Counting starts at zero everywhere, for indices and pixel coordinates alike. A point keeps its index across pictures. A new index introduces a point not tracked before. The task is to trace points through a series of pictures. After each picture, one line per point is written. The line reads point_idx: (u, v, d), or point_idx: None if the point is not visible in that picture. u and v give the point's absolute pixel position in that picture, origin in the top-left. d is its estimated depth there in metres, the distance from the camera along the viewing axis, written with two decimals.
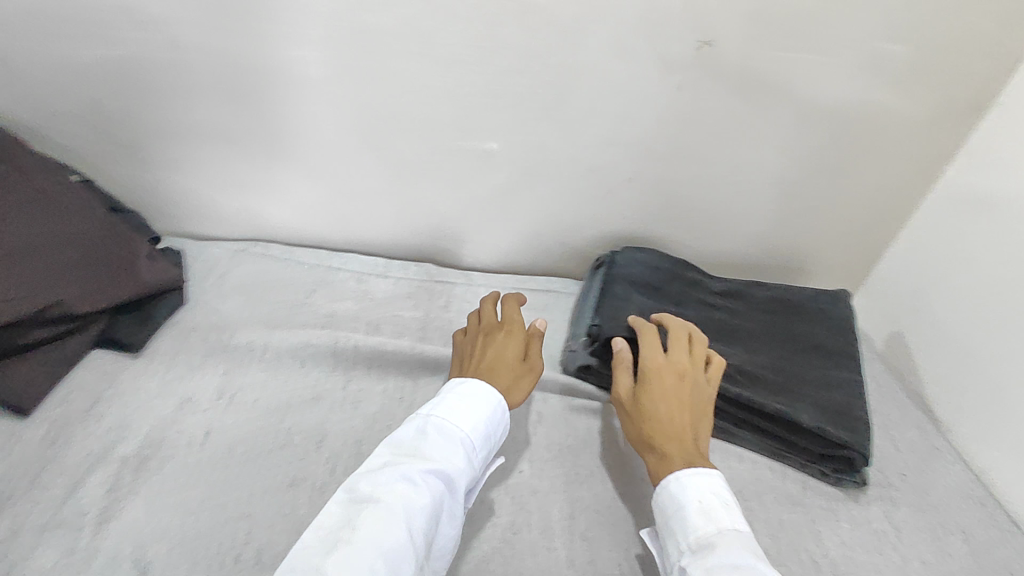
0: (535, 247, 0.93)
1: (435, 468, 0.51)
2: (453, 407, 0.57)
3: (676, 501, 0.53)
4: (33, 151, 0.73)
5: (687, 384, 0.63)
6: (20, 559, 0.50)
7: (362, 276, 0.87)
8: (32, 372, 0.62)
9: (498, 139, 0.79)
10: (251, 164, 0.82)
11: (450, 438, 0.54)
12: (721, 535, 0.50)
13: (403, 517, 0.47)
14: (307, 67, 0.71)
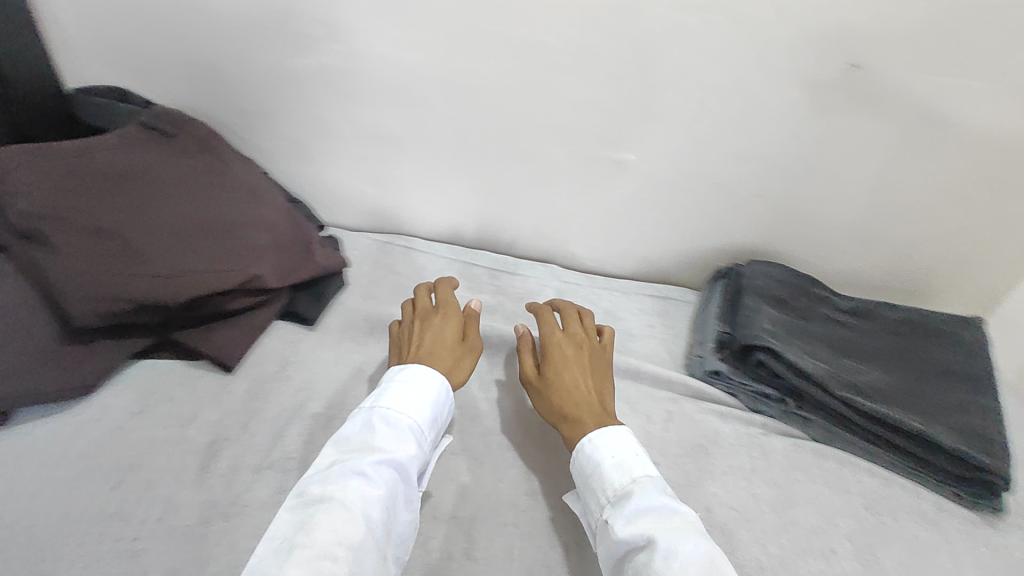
0: (656, 256, 0.96)
1: (385, 461, 0.54)
2: (388, 398, 0.60)
3: (595, 458, 0.59)
4: (229, 148, 0.83)
5: (589, 356, 0.72)
6: (240, 491, 0.57)
7: (495, 272, 0.94)
8: (234, 335, 0.71)
9: (635, 151, 0.84)
10: (405, 165, 0.90)
11: (395, 428, 0.57)
12: (640, 483, 0.55)
13: (357, 510, 0.50)
14: (472, 79, 0.78)
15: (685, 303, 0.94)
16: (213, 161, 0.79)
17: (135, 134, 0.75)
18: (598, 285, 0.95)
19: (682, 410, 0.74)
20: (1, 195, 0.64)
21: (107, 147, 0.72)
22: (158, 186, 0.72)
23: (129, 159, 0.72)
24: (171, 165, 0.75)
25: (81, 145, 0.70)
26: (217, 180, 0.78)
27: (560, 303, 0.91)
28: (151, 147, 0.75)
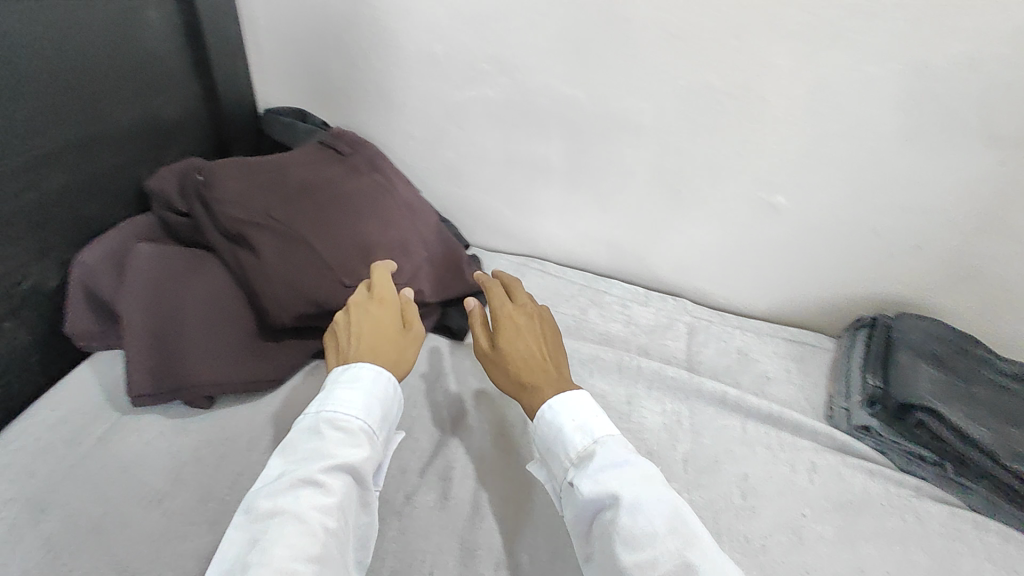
0: (793, 300, 0.94)
1: (337, 470, 0.51)
2: (336, 398, 0.56)
3: (554, 424, 0.58)
4: (394, 168, 0.89)
5: (530, 321, 0.67)
6: None
7: (626, 303, 0.94)
8: None
9: (788, 194, 0.83)
10: (550, 192, 0.94)
11: (347, 431, 0.54)
12: (602, 443, 0.55)
13: (314, 525, 0.47)
14: (632, 114, 0.82)
15: (823, 350, 0.91)
16: (381, 176, 0.84)
17: (314, 151, 0.82)
18: (731, 324, 0.93)
19: (828, 463, 0.72)
20: (214, 203, 0.72)
21: (294, 160, 0.79)
22: (338, 198, 0.77)
23: (313, 173, 0.78)
24: (348, 178, 0.80)
25: (274, 160, 0.78)
26: (385, 194, 0.82)
27: (693, 342, 0.89)
28: (329, 162, 0.81)
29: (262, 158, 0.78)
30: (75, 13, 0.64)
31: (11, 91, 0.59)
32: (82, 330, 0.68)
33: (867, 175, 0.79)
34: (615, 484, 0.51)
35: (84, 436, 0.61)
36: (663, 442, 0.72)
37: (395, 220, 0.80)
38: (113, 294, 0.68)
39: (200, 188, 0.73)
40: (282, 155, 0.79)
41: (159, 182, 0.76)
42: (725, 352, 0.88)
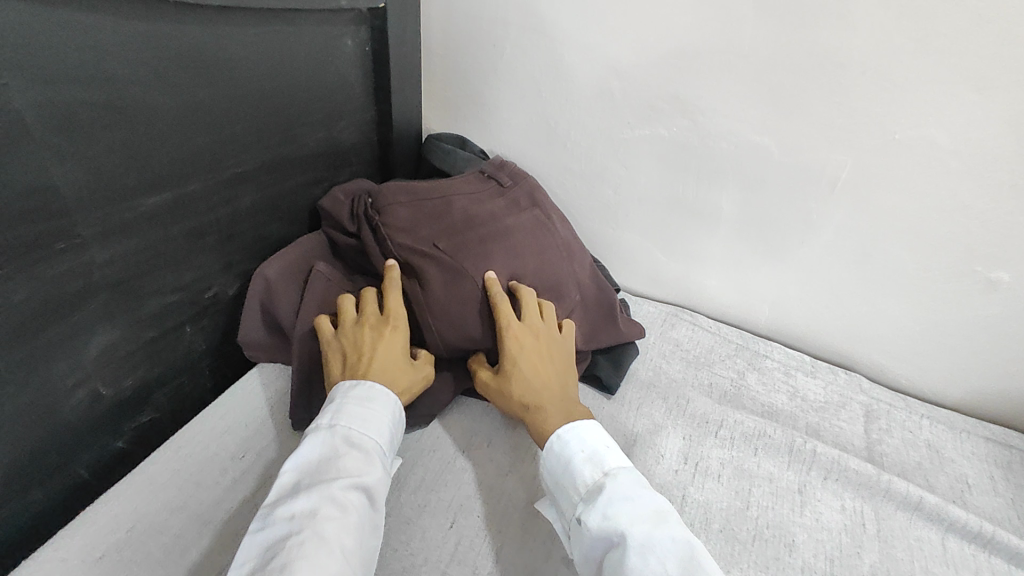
0: (997, 393, 0.81)
1: (352, 484, 0.50)
2: (348, 415, 0.56)
3: (564, 455, 0.56)
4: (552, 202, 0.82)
5: (540, 339, 0.66)
6: (558, 564, 0.57)
7: (790, 370, 0.84)
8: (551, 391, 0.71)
9: (1012, 270, 0.72)
10: (715, 241, 0.88)
11: (362, 449, 0.54)
12: (612, 476, 0.53)
13: (335, 540, 0.46)
14: (826, 169, 0.76)
15: None
16: (543, 210, 0.79)
17: (476, 177, 0.78)
18: (917, 410, 0.81)
19: None
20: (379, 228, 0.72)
21: (459, 188, 0.75)
22: (504, 234, 0.72)
23: (478, 204, 0.74)
24: (512, 213, 0.76)
25: (440, 185, 0.74)
26: (547, 231, 0.77)
27: (872, 425, 0.78)
28: (493, 191, 0.77)
29: (428, 182, 0.75)
30: (290, 40, 0.67)
31: (229, 113, 0.63)
32: (251, 341, 0.70)
33: None
34: (621, 517, 0.49)
35: (244, 453, 0.61)
36: (845, 548, 0.62)
37: (551, 260, 0.75)
38: (286, 311, 0.69)
39: (371, 214, 0.73)
40: (447, 180, 0.76)
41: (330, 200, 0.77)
42: (912, 444, 0.76)
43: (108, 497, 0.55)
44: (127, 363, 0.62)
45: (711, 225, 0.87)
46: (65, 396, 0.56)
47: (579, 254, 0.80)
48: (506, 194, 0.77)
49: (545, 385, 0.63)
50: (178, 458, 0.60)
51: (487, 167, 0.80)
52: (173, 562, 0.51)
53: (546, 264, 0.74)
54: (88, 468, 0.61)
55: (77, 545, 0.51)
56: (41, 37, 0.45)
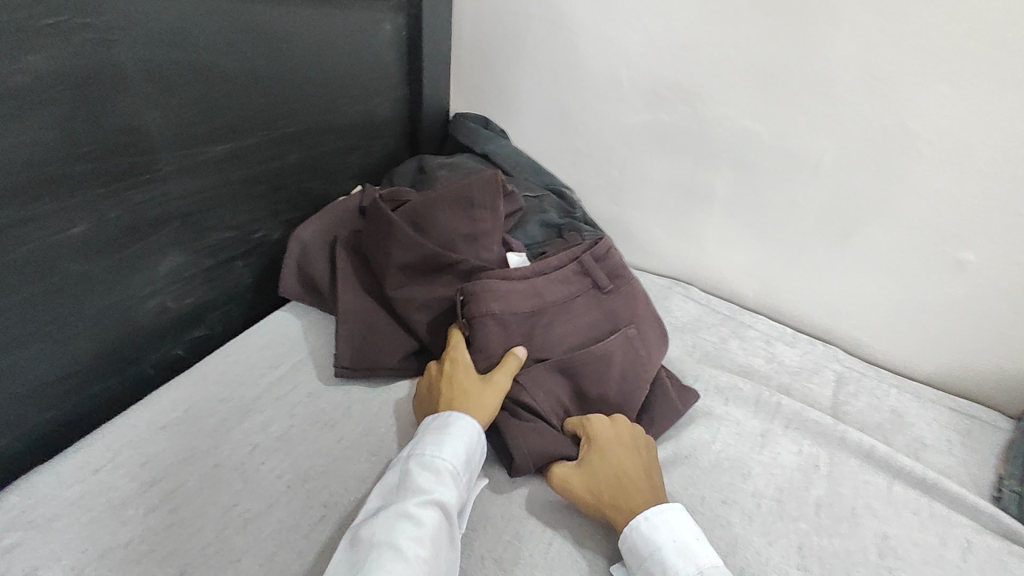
0: (966, 373, 0.86)
1: (424, 502, 0.53)
2: (423, 442, 0.60)
3: (650, 539, 0.56)
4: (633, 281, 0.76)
5: (625, 433, 0.64)
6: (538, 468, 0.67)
7: (770, 340, 0.92)
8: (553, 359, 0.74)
9: (978, 251, 0.78)
10: (707, 220, 0.96)
11: (436, 471, 0.57)
12: (705, 573, 0.53)
13: (411, 551, 0.49)
14: (808, 154, 0.84)
15: (997, 428, 0.81)
16: (631, 314, 0.74)
17: (568, 275, 0.73)
18: (885, 380, 0.87)
19: (986, 544, 0.65)
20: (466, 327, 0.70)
21: (548, 297, 0.71)
22: (594, 364, 0.69)
23: (566, 325, 0.71)
24: (597, 330, 0.72)
25: (530, 291, 0.70)
26: (636, 349, 0.72)
27: (840, 389, 0.85)
28: (580, 297, 0.73)
29: (519, 287, 0.70)
30: (333, 21, 0.79)
31: (281, 82, 0.75)
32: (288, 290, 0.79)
33: None
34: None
35: (279, 364, 0.72)
36: (796, 480, 0.70)
37: (626, 375, 0.71)
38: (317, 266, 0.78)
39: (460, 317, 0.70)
40: (536, 281, 0.71)
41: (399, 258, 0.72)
42: (876, 408, 0.82)
43: (170, 385, 0.67)
44: (190, 285, 0.74)
45: (706, 206, 0.95)
46: (139, 303, 0.69)
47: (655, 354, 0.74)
48: (600, 301, 0.73)
49: (635, 482, 0.60)
50: (226, 363, 0.71)
51: (585, 265, 0.73)
52: (220, 438, 0.62)
53: (621, 382, 0.71)
54: (153, 368, 0.73)
55: (147, 415, 0.62)
56: (148, 7, 0.58)
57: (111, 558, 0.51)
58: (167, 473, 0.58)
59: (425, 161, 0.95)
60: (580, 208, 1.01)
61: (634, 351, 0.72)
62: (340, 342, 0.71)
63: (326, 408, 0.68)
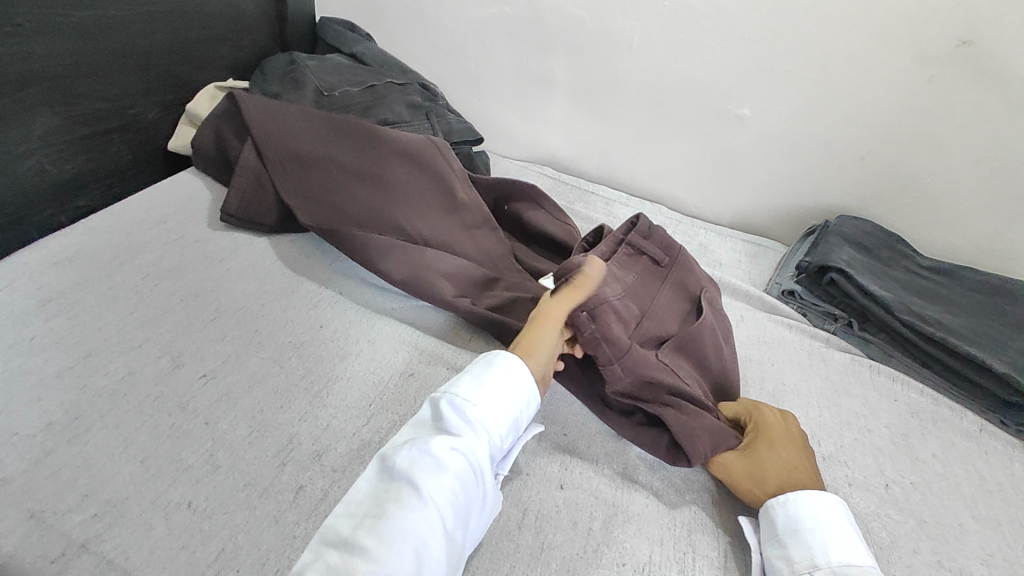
0: (756, 213, 1.07)
1: (454, 450, 0.51)
2: (466, 384, 0.56)
3: (813, 516, 0.54)
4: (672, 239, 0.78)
5: (792, 431, 0.63)
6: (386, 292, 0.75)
7: (609, 201, 1.09)
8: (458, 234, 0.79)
9: (751, 106, 0.97)
10: (553, 103, 1.11)
11: (467, 413, 0.54)
12: (862, 568, 0.51)
13: (431, 499, 0.47)
14: (624, 33, 0.98)
15: (777, 251, 1.04)
16: (696, 278, 0.77)
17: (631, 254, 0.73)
18: (697, 224, 1.07)
19: (754, 315, 0.86)
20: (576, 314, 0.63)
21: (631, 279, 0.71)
22: (708, 337, 0.69)
23: (659, 301, 0.71)
24: (683, 301, 0.73)
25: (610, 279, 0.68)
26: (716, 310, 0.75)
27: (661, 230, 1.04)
28: (654, 275, 0.73)
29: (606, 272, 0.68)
30: None
31: None
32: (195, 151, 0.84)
33: (818, 91, 0.92)
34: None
35: (166, 219, 0.78)
36: None
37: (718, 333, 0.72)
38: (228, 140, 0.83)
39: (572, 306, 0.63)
40: (613, 267, 0.70)
41: (448, 267, 0.72)
42: (686, 241, 1.03)
43: (58, 236, 0.72)
44: (67, 154, 0.79)
45: (551, 90, 1.09)
46: (16, 163, 0.73)
47: (717, 305, 0.77)
48: (667, 274, 0.74)
49: (807, 474, 0.58)
50: (112, 218, 0.76)
51: (635, 245, 0.74)
52: (113, 269, 0.69)
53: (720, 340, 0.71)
54: (38, 232, 0.78)
55: (39, 255, 0.68)
56: None
57: (19, 350, 0.58)
58: (65, 292, 0.65)
59: (296, 56, 0.99)
60: (444, 98, 1.12)
61: (709, 308, 0.74)
62: (232, 193, 0.76)
63: (213, 249, 0.75)
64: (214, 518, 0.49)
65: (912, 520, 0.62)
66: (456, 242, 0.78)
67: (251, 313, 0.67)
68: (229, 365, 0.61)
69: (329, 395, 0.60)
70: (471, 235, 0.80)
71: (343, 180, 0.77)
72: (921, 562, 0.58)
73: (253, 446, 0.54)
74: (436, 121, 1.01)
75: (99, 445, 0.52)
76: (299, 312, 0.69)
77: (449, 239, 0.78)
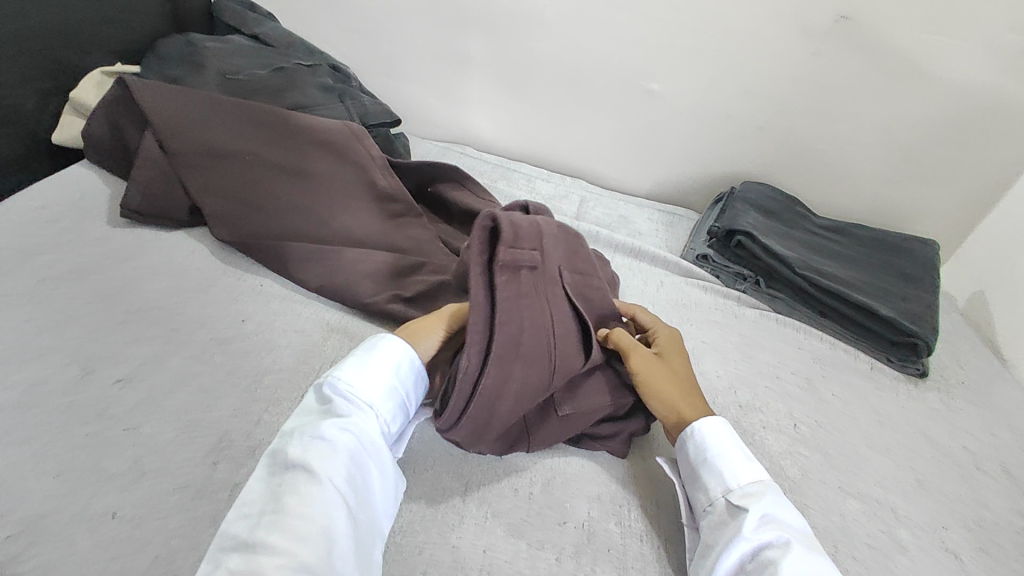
0: (670, 183, 1.12)
1: (346, 433, 0.51)
2: (348, 368, 0.56)
3: (716, 444, 0.57)
4: (515, 221, 0.64)
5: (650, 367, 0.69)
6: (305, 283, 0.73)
7: (532, 178, 1.11)
8: (382, 225, 0.78)
9: (660, 82, 1.01)
10: (471, 82, 1.10)
11: (355, 392, 0.54)
12: (766, 490, 0.54)
13: (328, 480, 0.47)
14: (536, 11, 0.99)
15: (690, 220, 1.09)
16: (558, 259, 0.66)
17: (508, 309, 0.58)
18: (616, 197, 1.11)
19: (672, 281, 0.91)
20: (473, 439, 0.56)
21: (522, 350, 0.57)
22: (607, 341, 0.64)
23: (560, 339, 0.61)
24: (566, 301, 0.64)
25: (501, 388, 0.55)
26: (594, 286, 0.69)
27: (583, 204, 1.07)
28: (535, 304, 0.60)
29: (491, 387, 0.55)
30: None
31: None
32: (88, 147, 0.78)
33: (721, 65, 0.97)
34: (756, 567, 0.49)
35: (59, 217, 0.72)
36: None
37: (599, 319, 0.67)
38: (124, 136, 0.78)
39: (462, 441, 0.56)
40: (502, 361, 0.56)
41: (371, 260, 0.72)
42: (607, 214, 1.06)
43: None
44: None
45: (468, 68, 1.08)
46: None
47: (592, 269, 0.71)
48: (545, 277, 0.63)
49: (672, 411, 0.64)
50: None
51: (507, 264, 0.60)
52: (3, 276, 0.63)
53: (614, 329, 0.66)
54: None
55: None
56: None
57: None
58: None
59: (192, 36, 0.92)
60: (357, 80, 1.08)
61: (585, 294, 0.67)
62: (134, 186, 0.72)
63: (117, 247, 0.70)
64: (147, 524, 0.47)
65: (818, 454, 0.68)
66: (380, 233, 0.76)
67: (166, 311, 0.64)
68: (147, 366, 0.58)
69: (260, 390, 0.59)
70: (395, 224, 0.79)
71: (255, 177, 0.74)
72: (827, 490, 0.64)
73: (182, 447, 0.52)
74: (351, 103, 0.98)
75: (7, 462, 0.49)
76: (220, 306, 0.66)
77: (371, 229, 0.76)
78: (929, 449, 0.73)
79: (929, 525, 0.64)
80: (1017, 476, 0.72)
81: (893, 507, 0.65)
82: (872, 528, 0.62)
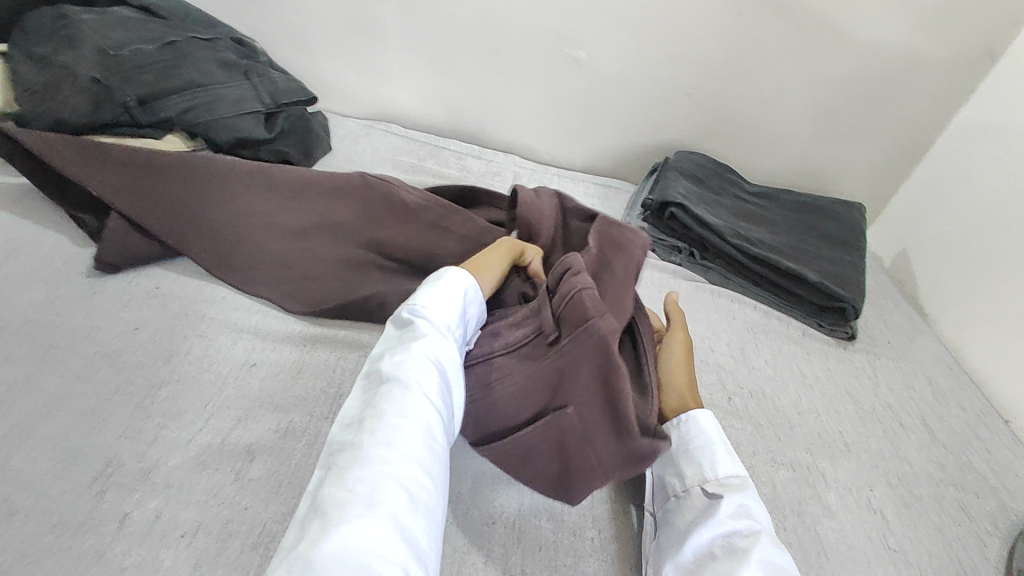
0: (603, 155, 1.10)
1: (432, 350, 0.48)
2: (428, 290, 0.54)
3: (699, 435, 0.56)
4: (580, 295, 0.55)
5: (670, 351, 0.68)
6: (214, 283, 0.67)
7: (461, 155, 1.06)
8: (387, 225, 0.72)
9: (585, 48, 0.97)
10: (387, 54, 1.03)
11: (436, 314, 0.52)
12: (743, 484, 0.52)
13: (422, 395, 0.45)
14: None
15: (626, 192, 1.08)
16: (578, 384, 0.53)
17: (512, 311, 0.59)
18: (550, 172, 1.08)
19: None
20: None
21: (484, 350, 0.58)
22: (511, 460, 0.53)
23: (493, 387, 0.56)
24: (524, 396, 0.55)
25: None
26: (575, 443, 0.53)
27: (516, 180, 1.03)
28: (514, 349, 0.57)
29: None
30: None
31: None
32: None
33: (644, 31, 0.93)
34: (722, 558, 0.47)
35: None
36: None
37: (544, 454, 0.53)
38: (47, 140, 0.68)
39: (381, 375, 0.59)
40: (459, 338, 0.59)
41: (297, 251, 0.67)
42: (540, 189, 1.03)
43: None
44: None
45: (382, 38, 1.01)
46: None
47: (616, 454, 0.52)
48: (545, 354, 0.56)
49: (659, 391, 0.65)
50: None
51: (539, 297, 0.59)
52: None
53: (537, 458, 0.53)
54: None
55: None
56: None
57: None
58: None
59: (65, 8, 0.82)
60: (264, 56, 1.00)
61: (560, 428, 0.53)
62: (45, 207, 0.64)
63: None
64: (16, 571, 0.42)
65: (751, 426, 0.68)
66: (381, 234, 0.71)
67: (41, 325, 0.57)
68: (18, 389, 0.52)
69: (154, 405, 0.53)
70: (410, 221, 0.73)
71: (201, 184, 0.68)
72: (760, 461, 0.65)
73: (62, 478, 0.47)
74: (257, 80, 0.91)
75: None
76: (107, 315, 0.60)
77: (367, 232, 0.71)
78: (856, 410, 0.75)
79: (856, 486, 0.65)
80: (935, 428, 0.75)
81: (822, 471, 0.66)
82: (802, 495, 0.62)
